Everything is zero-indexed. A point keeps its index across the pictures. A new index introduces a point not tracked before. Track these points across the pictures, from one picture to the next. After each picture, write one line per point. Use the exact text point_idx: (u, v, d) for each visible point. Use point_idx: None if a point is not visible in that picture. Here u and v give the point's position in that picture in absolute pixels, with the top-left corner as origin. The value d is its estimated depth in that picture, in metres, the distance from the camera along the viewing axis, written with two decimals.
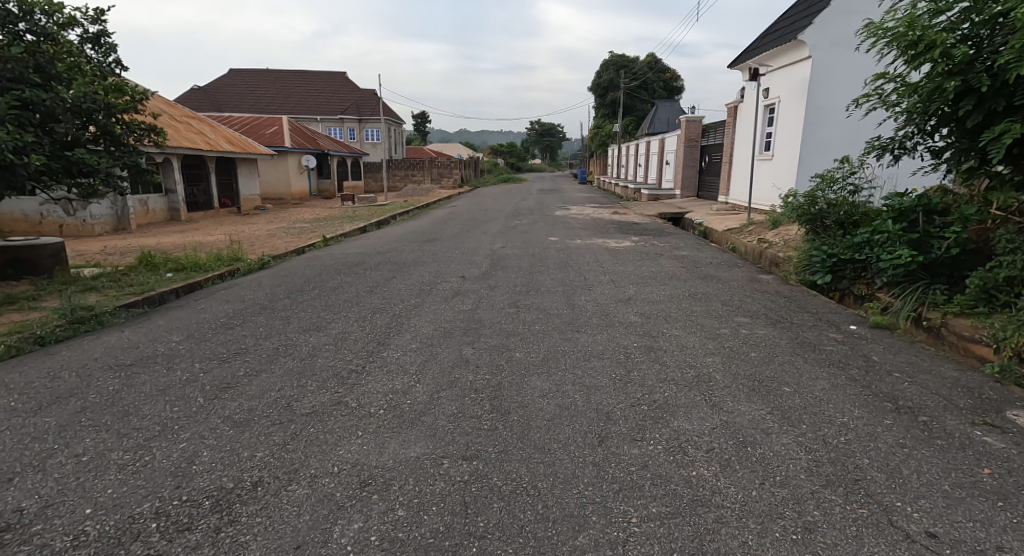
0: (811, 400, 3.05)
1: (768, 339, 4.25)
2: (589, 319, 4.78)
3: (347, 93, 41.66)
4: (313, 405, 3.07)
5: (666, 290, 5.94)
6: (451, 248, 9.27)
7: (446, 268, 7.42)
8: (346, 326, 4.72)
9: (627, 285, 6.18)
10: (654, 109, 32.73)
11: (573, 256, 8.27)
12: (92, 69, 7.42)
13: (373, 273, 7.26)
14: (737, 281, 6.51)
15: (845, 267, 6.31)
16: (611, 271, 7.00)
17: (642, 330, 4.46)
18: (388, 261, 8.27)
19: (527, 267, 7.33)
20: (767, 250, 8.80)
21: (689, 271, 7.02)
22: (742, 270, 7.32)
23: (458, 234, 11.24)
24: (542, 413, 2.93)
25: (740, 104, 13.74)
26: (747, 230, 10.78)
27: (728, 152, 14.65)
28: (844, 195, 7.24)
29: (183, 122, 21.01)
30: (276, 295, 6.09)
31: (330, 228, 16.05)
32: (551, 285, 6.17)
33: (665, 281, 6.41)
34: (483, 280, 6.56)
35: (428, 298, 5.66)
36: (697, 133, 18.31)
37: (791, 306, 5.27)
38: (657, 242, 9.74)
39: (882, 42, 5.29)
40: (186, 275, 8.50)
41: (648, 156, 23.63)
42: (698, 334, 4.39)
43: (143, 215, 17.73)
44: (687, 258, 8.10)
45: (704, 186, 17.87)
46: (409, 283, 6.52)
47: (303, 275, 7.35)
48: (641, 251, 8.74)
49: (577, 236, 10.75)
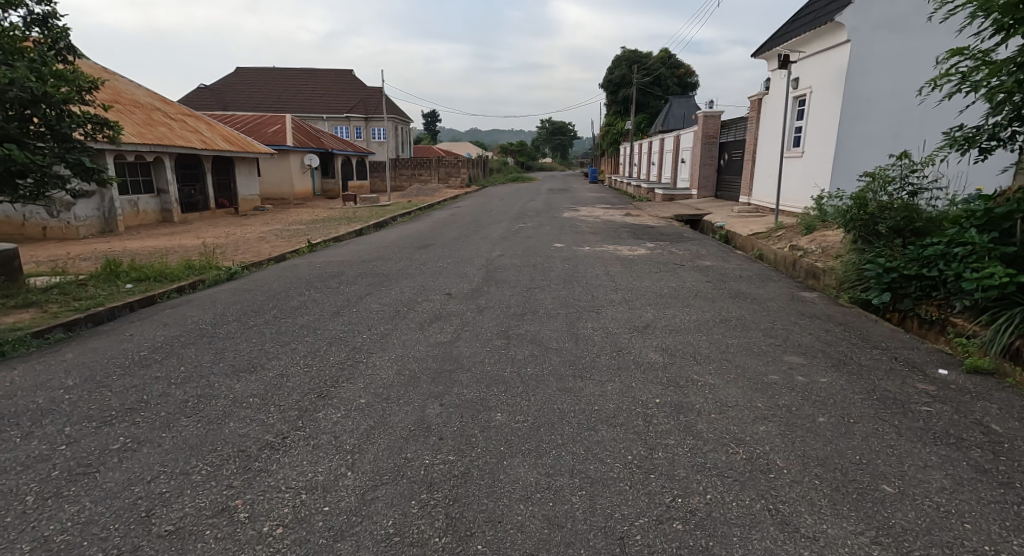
0: (930, 515, 2.06)
1: (835, 391, 3.20)
2: (598, 359, 3.78)
3: (354, 91, 40.84)
4: (184, 514, 2.07)
5: (693, 315, 4.89)
6: (444, 257, 8.29)
7: (432, 282, 6.44)
8: (289, 365, 3.74)
9: (644, 306, 5.16)
10: (668, 106, 31.50)
11: (581, 267, 7.22)
12: (34, 52, 6.42)
13: (349, 289, 6.31)
14: (776, 301, 5.42)
15: (908, 284, 5.33)
16: (626, 287, 5.95)
17: (666, 377, 3.44)
18: (369, 272, 7.31)
19: (527, 281, 6.33)
20: (802, 258, 7.75)
21: (717, 287, 5.95)
22: (779, 285, 6.23)
23: (455, 240, 10.26)
24: (523, 539, 1.96)
25: (765, 97, 12.66)
26: (776, 234, 9.69)
27: (750, 149, 13.55)
28: (901, 197, 6.18)
29: (179, 120, 20.25)
30: (226, 318, 5.11)
31: (325, 231, 15.16)
32: (552, 306, 5.19)
33: (693, 301, 5.35)
34: (472, 299, 5.58)
35: (401, 324, 4.69)
36: (716, 129, 17.17)
37: (850, 338, 4.22)
38: (675, 249, 8.67)
39: (972, 11, 4.35)
40: (147, 287, 7.55)
41: (661, 155, 22.51)
42: (741, 383, 3.35)
43: (133, 216, 16.92)
44: (711, 270, 7.03)
45: (723, 185, 16.75)
46: (384, 302, 5.56)
47: (269, 290, 6.39)
48: (658, 260, 7.67)
49: (585, 241, 9.69)
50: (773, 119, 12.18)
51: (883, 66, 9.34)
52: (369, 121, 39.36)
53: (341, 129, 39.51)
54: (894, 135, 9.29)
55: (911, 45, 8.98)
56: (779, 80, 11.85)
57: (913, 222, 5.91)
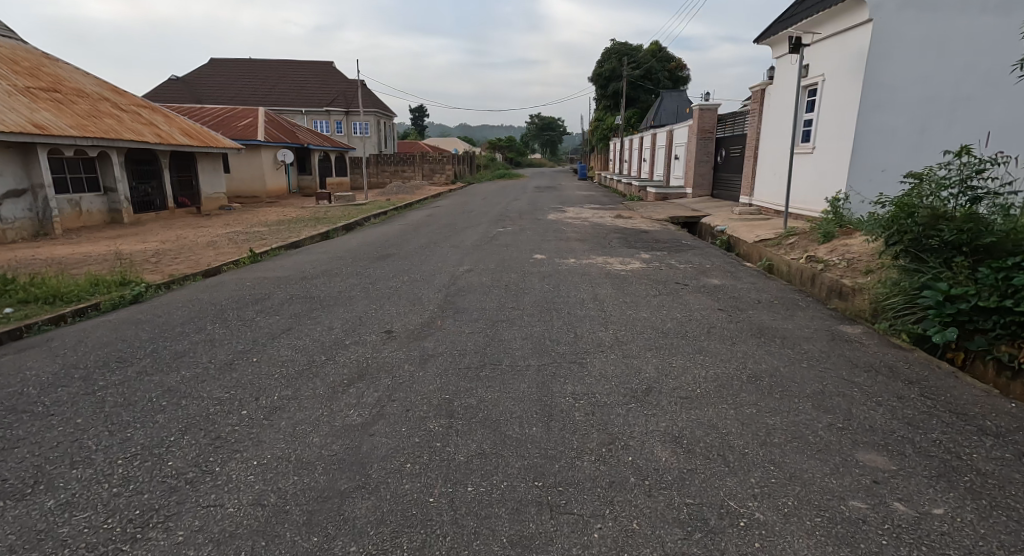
0: None
1: (966, 546, 1.97)
2: (579, 464, 2.48)
3: (333, 84, 39.14)
4: None
5: (711, 369, 3.60)
6: (401, 273, 6.93)
7: (376, 312, 5.15)
8: (95, 474, 2.40)
9: (645, 355, 3.87)
10: (658, 100, 30.30)
11: (564, 287, 5.92)
12: None
13: (267, 323, 4.96)
14: (814, 342, 4.15)
15: (983, 319, 4.15)
16: (620, 320, 4.66)
17: (684, 510, 2.16)
18: (301, 296, 6.00)
19: (494, 311, 5.00)
20: (824, 273, 6.53)
21: (734, 320, 4.68)
22: (810, 313, 4.95)
23: (423, 248, 8.95)
24: None
25: (770, 87, 11.43)
26: (787, 242, 8.44)
27: (752, 144, 12.29)
28: (962, 205, 4.95)
29: (131, 111, 18.75)
30: (74, 372, 3.73)
31: (284, 235, 13.73)
32: (521, 353, 3.91)
33: (708, 345, 4.05)
34: (417, 341, 4.24)
35: (305, 389, 3.34)
36: (712, 124, 15.92)
37: (938, 412, 2.98)
38: (675, 262, 7.41)
39: None
40: (29, 311, 6.11)
41: (654, 151, 21.29)
42: (809, 525, 2.08)
43: (74, 217, 15.41)
44: (721, 291, 5.74)
45: (721, 185, 15.55)
46: (302, 345, 4.23)
47: (166, 323, 5.01)
48: (655, 278, 6.36)
49: (570, 250, 8.40)
50: (780, 110, 10.91)
51: (909, 50, 8.15)
52: (349, 116, 37.73)
53: (321, 124, 37.90)
54: (919, 129, 8.34)
55: (943, 28, 7.99)
56: (787, 66, 10.57)
57: (978, 237, 4.61)
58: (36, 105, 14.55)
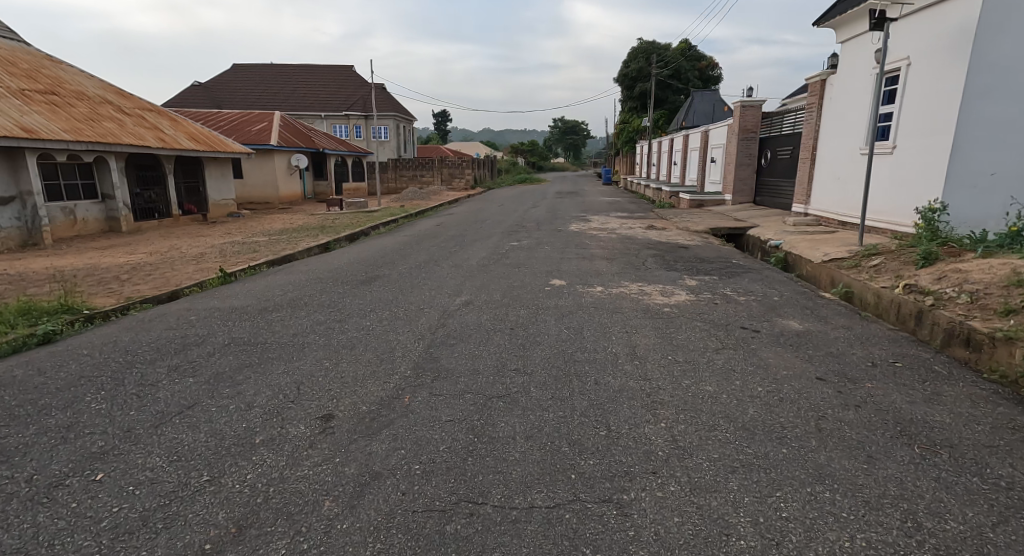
0: None
1: None
2: None
3: (351, 89, 38.12)
4: None
5: (852, 529, 2.03)
6: (382, 306, 5.46)
7: (323, 375, 3.65)
8: None
9: (726, 485, 2.30)
10: (689, 100, 28.48)
11: (591, 333, 4.36)
12: None
13: (170, 392, 3.51)
14: (1007, 456, 2.49)
15: None
16: (675, 401, 3.08)
17: None
18: (241, 342, 4.54)
19: (488, 378, 3.47)
20: (938, 309, 4.84)
21: (849, 403, 3.06)
22: (962, 389, 3.28)
23: (421, 268, 7.50)
24: None
25: (835, 76, 9.65)
26: (868, 261, 6.73)
27: (810, 142, 10.50)
28: None
29: (135, 114, 17.84)
30: None
31: (281, 247, 12.41)
32: (519, 478, 2.37)
33: (826, 462, 2.47)
34: (362, 441, 2.73)
35: None
36: (755, 122, 14.12)
37: None
38: (732, 292, 5.80)
39: None
40: None
41: (687, 152, 19.52)
42: None
43: (66, 226, 14.41)
44: (809, 342, 4.12)
45: (766, 190, 13.78)
46: (189, 445, 2.76)
47: (34, 394, 3.57)
48: (713, 320, 4.74)
49: (597, 272, 6.84)
50: (851, 102, 9.11)
51: None
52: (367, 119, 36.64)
53: (339, 128, 36.95)
54: None
55: None
56: (862, 48, 8.79)
57: None
58: (27, 107, 13.58)
